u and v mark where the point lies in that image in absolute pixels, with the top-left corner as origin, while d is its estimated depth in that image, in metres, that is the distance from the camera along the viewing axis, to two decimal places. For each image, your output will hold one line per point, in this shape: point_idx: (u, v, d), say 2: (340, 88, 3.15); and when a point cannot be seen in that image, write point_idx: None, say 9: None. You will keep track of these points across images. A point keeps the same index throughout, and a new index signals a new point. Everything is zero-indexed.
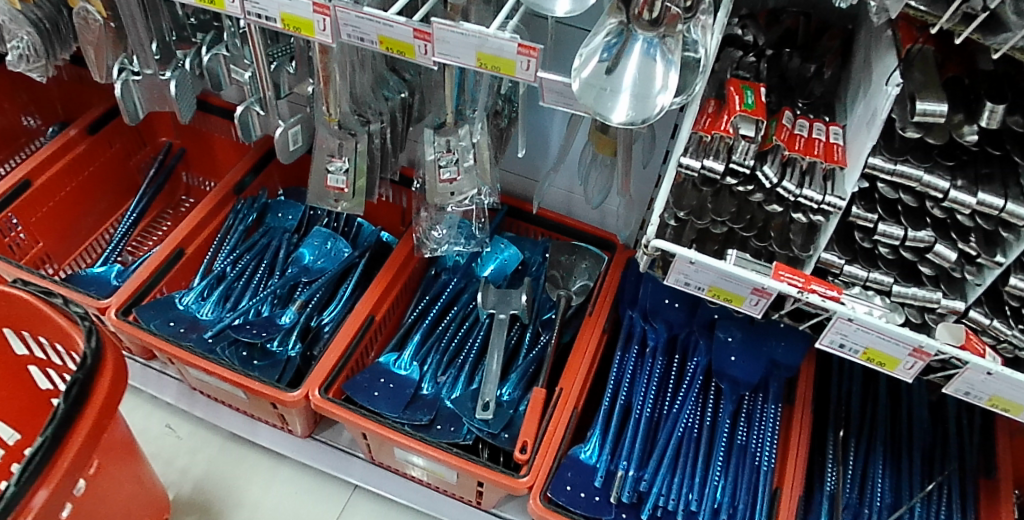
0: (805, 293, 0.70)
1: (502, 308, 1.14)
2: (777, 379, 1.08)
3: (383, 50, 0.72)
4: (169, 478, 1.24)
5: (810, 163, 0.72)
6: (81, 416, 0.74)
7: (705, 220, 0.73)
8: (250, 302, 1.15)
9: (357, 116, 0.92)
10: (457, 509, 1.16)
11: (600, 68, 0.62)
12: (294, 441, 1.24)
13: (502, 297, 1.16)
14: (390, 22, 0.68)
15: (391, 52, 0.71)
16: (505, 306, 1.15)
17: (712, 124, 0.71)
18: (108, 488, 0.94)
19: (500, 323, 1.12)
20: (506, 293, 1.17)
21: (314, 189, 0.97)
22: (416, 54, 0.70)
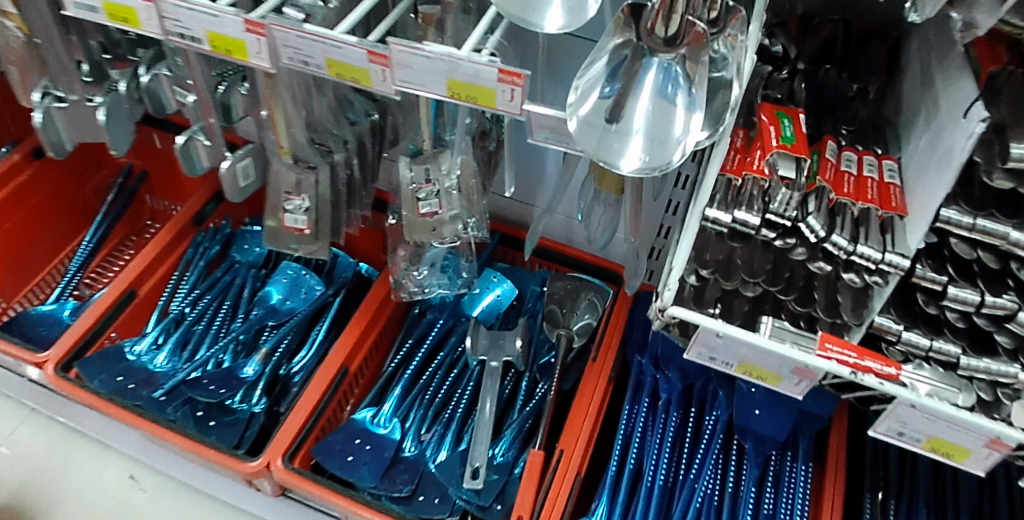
0: (860, 373, 0.57)
1: (494, 354, 1.01)
2: (808, 433, 0.93)
3: (333, 75, 0.58)
4: None
5: (863, 210, 0.58)
6: None
7: (734, 280, 0.61)
8: (210, 352, 1.02)
9: (316, 145, 0.79)
10: None
11: (598, 103, 0.49)
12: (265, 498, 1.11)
13: (493, 341, 1.02)
14: (337, 43, 0.55)
15: (343, 78, 0.58)
16: (497, 351, 1.01)
17: (742, 164, 0.58)
18: None
19: (492, 371, 0.99)
20: (497, 335, 1.03)
21: (271, 230, 0.84)
22: (373, 81, 0.57)
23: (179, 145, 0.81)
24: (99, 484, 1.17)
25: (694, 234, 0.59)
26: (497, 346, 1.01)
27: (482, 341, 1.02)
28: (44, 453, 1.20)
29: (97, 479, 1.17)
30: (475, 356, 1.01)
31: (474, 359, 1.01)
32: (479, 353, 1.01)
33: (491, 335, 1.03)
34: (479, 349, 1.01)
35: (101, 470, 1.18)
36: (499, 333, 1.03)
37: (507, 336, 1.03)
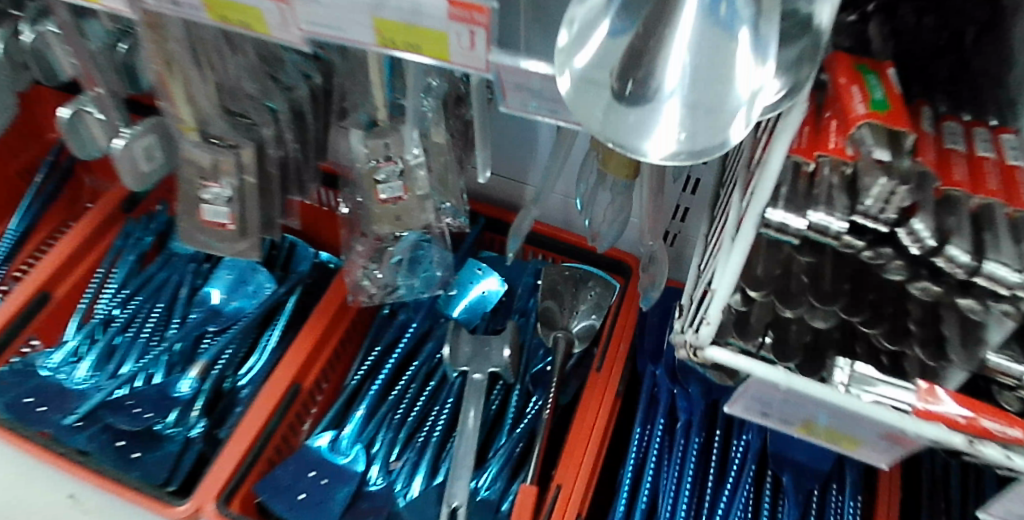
0: (978, 443, 0.40)
1: (478, 363, 0.83)
2: (858, 460, 0.77)
3: (213, 18, 0.43)
4: None
5: (984, 205, 0.41)
6: None
7: (800, 307, 0.44)
8: (139, 365, 0.86)
9: (237, 118, 0.63)
10: None
11: (605, 58, 0.34)
12: None
13: (476, 348, 0.84)
14: None
15: (227, 23, 0.43)
16: (481, 360, 0.84)
17: (815, 142, 0.40)
18: None
19: (473, 386, 0.82)
20: (481, 341, 0.85)
21: (185, 223, 0.68)
22: (271, 26, 0.41)
23: (64, 118, 0.64)
24: None
25: (745, 248, 0.41)
26: (481, 354, 0.84)
27: (464, 348, 0.84)
28: None
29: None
30: (454, 368, 0.84)
31: (454, 371, 0.84)
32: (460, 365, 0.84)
33: (474, 340, 0.85)
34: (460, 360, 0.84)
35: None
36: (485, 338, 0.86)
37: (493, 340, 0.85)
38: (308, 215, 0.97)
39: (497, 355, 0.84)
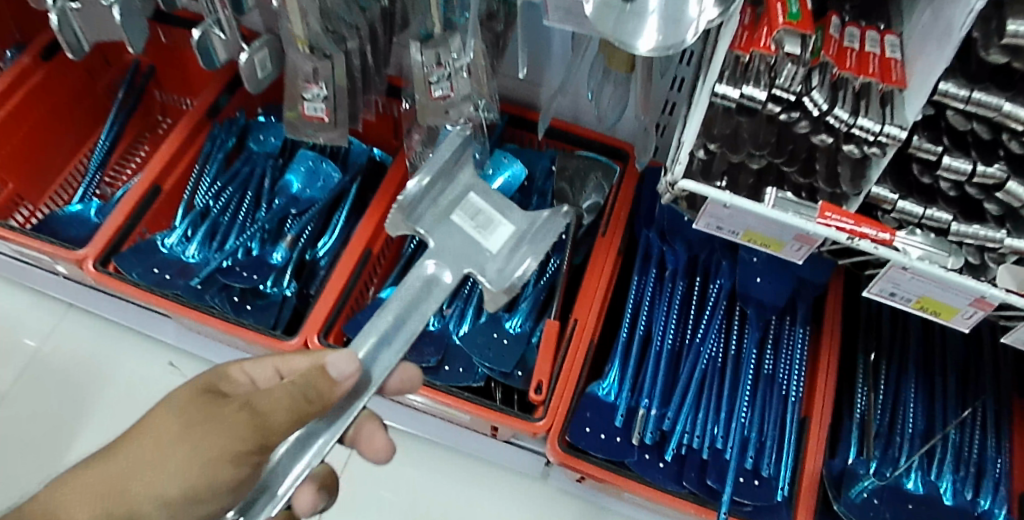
0: (856, 239, 0.61)
1: (519, 251, 0.72)
2: (806, 299, 0.98)
3: None
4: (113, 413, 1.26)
5: (864, 84, 0.60)
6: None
7: (741, 153, 0.64)
8: (238, 241, 1.07)
9: (329, 34, 0.78)
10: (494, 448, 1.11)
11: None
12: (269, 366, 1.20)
13: (465, 246, 0.71)
14: None
15: None
16: (532, 234, 0.73)
17: (751, 40, 0.58)
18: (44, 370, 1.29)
19: (306, 398, 0.55)
20: (441, 194, 0.75)
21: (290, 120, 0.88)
22: None
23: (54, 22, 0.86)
24: (145, 369, 1.29)
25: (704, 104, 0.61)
26: (474, 241, 0.71)
27: (486, 261, 0.70)
28: (102, 352, 1.31)
29: (137, 370, 1.29)
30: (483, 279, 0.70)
31: (492, 284, 0.69)
32: (508, 278, 0.69)
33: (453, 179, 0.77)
34: (472, 266, 0.70)
35: (125, 352, 1.31)
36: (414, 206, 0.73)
37: (500, 206, 0.74)
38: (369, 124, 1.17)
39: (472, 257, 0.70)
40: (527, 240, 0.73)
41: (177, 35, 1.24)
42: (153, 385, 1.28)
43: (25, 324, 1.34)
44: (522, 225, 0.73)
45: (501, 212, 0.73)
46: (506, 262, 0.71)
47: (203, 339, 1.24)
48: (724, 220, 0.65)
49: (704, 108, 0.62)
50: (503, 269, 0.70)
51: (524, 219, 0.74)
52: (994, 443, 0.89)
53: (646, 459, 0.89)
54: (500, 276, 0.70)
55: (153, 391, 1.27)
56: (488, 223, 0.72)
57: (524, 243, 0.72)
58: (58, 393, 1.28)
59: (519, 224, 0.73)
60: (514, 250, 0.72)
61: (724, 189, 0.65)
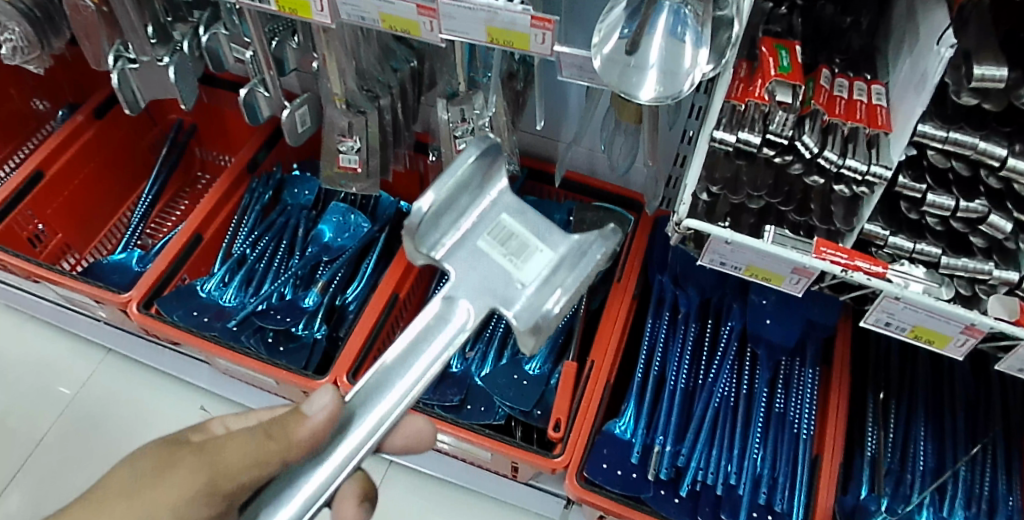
0: (850, 271, 0.65)
1: (558, 283, 0.59)
2: (815, 340, 1.02)
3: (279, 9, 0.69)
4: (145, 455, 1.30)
5: (852, 129, 0.66)
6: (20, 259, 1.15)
7: (740, 194, 0.69)
8: (272, 286, 1.13)
9: (364, 91, 0.87)
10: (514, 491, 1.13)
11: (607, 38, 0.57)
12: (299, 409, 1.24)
13: (493, 275, 0.60)
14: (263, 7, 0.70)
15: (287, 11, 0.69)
16: (573, 261, 0.60)
17: (745, 91, 0.65)
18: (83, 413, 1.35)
19: (268, 438, 0.56)
20: (464, 213, 0.62)
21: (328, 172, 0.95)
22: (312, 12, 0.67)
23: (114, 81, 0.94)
24: (178, 412, 1.34)
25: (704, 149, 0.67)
26: (504, 270, 0.60)
27: (516, 294, 0.59)
28: (139, 396, 1.37)
29: (168, 415, 1.34)
30: (512, 317, 0.58)
31: (521, 321, 0.58)
32: (542, 316, 0.58)
33: (480, 196, 0.62)
34: (501, 300, 0.59)
35: (158, 396, 1.37)
36: (431, 229, 0.60)
37: (535, 227, 0.61)
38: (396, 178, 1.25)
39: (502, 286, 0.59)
40: (568, 268, 0.60)
41: (219, 97, 1.34)
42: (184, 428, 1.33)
43: (65, 369, 1.41)
44: (564, 250, 0.61)
45: (537, 236, 0.61)
46: (541, 296, 0.59)
47: (237, 383, 1.30)
48: (727, 256, 0.70)
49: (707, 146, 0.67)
50: (534, 305, 0.58)
51: (566, 245, 0.61)
52: (1006, 481, 0.90)
53: (662, 495, 0.91)
54: (529, 312, 0.58)
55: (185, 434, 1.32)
56: (520, 248, 0.60)
57: (564, 273, 0.60)
58: (93, 434, 1.33)
59: (559, 249, 0.61)
60: (551, 280, 0.59)
61: (726, 227, 0.70)
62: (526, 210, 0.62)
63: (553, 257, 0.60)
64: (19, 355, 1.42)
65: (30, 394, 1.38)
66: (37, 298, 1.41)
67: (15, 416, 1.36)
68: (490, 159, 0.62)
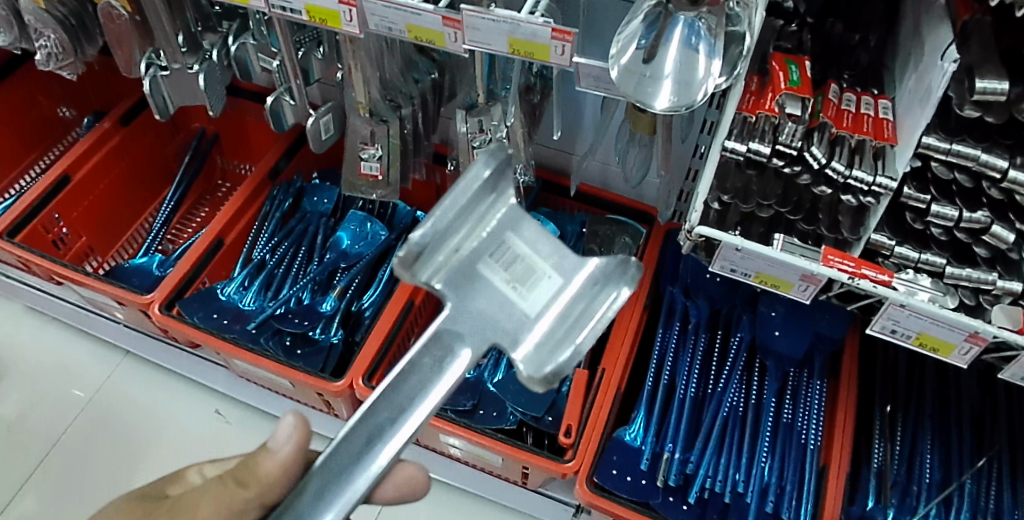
0: (856, 278, 0.67)
1: (569, 318, 0.54)
2: (822, 353, 1.03)
3: (310, 19, 0.72)
4: (158, 456, 1.32)
5: (859, 141, 0.68)
6: (46, 265, 1.17)
7: (751, 203, 0.72)
8: (291, 291, 1.16)
9: (387, 101, 0.90)
10: (525, 499, 1.14)
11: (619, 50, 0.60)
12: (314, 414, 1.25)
13: (496, 305, 0.54)
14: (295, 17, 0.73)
15: (317, 21, 0.72)
16: (586, 292, 0.55)
17: (757, 103, 0.67)
18: (102, 418, 1.37)
19: (237, 483, 0.57)
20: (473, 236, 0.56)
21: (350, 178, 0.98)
22: (341, 22, 0.71)
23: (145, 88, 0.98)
24: (193, 415, 1.37)
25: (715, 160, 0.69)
26: (509, 300, 0.54)
27: (524, 329, 0.53)
28: (155, 398, 1.39)
29: (184, 419, 1.36)
30: (518, 358, 0.53)
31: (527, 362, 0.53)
32: (552, 358, 0.53)
33: (484, 221, 0.56)
34: (506, 335, 0.54)
35: (175, 399, 1.39)
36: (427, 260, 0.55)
37: (546, 255, 0.56)
38: (413, 189, 1.28)
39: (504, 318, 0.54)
40: (582, 301, 0.54)
41: (242, 107, 1.38)
42: (198, 430, 1.35)
43: (83, 370, 1.43)
44: (579, 280, 0.55)
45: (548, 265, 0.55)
46: (550, 333, 0.53)
47: (253, 387, 1.32)
48: (737, 264, 0.72)
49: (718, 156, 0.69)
50: (543, 343, 0.53)
51: (580, 273, 0.55)
52: (1011, 495, 0.90)
53: (670, 502, 0.93)
54: (535, 351, 0.53)
55: (199, 437, 1.34)
56: (529, 275, 0.55)
57: (576, 306, 0.54)
58: (109, 435, 1.35)
59: (573, 276, 0.55)
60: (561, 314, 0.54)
61: (736, 234, 0.72)
62: (538, 233, 0.57)
63: (564, 286, 0.55)
64: (40, 356, 1.45)
65: (48, 394, 1.41)
66: (58, 300, 1.44)
67: (34, 415, 1.38)
68: (498, 180, 0.57)
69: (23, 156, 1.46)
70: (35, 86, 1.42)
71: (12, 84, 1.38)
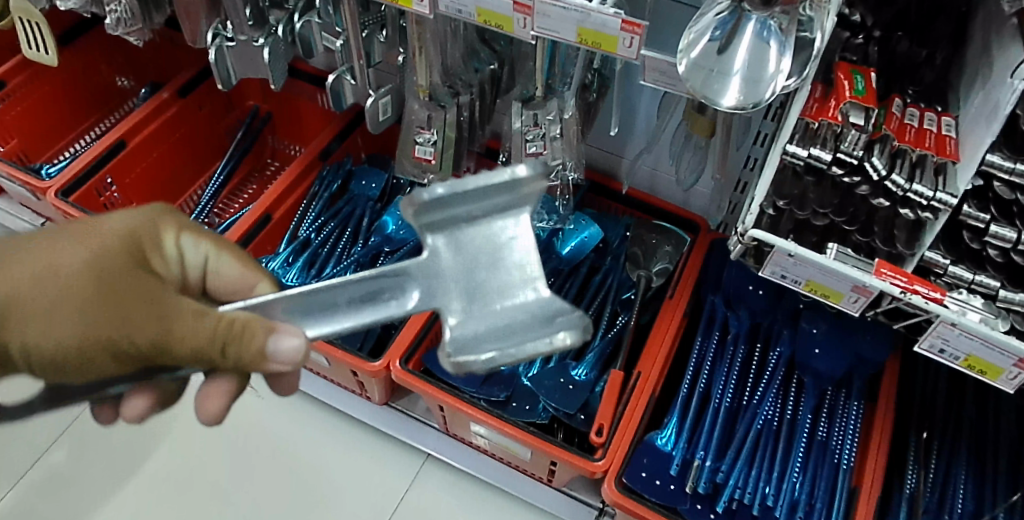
0: (909, 293, 0.67)
1: (512, 343, 0.52)
2: (862, 374, 1.02)
3: None
4: None
5: (920, 155, 0.68)
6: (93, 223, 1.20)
7: (807, 210, 0.72)
8: (333, 271, 1.17)
9: (447, 87, 0.92)
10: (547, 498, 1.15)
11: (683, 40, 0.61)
12: (345, 394, 1.26)
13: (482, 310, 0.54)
14: None
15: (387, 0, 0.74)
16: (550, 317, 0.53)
17: (820, 110, 0.67)
18: None
19: (223, 346, 0.54)
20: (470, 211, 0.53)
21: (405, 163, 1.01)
22: (413, 2, 0.72)
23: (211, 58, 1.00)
24: None
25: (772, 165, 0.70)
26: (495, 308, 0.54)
27: (439, 296, 0.54)
28: None
29: None
30: (448, 315, 0.54)
31: (454, 349, 0.52)
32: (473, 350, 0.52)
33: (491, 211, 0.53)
34: (446, 300, 0.54)
35: None
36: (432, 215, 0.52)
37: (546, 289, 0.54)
38: None
39: (483, 332, 0.53)
40: (526, 326, 0.53)
41: (300, 89, 1.41)
42: None
43: None
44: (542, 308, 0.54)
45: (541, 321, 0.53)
46: (485, 339, 0.53)
47: None
48: (789, 269, 0.72)
49: (777, 162, 0.70)
50: (479, 340, 0.53)
51: (535, 299, 0.54)
52: None
53: (698, 509, 0.92)
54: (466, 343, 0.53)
55: None
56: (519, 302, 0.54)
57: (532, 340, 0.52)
58: None
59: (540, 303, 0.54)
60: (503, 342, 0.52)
61: (789, 241, 0.72)
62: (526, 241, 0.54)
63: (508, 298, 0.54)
64: None
65: None
66: None
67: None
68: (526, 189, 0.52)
69: (78, 123, 1.50)
70: (97, 54, 1.47)
71: (75, 50, 1.43)
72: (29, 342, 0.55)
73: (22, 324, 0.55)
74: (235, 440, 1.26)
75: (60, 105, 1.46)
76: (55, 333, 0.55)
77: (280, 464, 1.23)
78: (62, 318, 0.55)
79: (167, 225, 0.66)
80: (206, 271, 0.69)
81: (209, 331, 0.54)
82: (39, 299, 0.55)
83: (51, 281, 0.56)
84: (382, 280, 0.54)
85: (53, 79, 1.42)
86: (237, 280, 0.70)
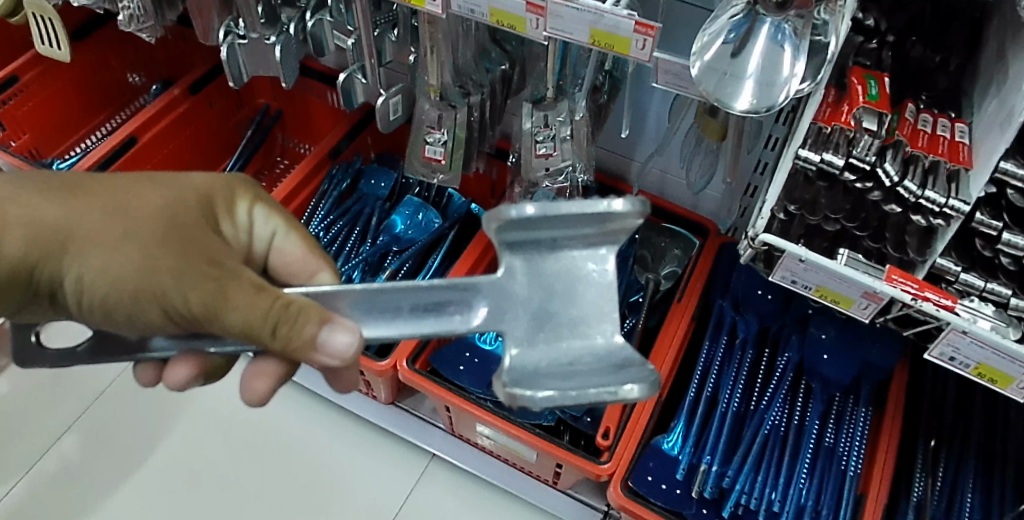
0: (920, 300, 0.66)
1: (580, 384, 0.51)
2: (870, 380, 1.01)
3: None
4: None
5: (933, 162, 0.67)
6: None
7: (818, 215, 0.72)
8: (342, 269, 1.17)
9: (458, 87, 0.92)
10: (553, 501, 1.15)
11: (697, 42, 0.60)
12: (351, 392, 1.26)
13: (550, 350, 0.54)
14: None
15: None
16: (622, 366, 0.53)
17: (832, 115, 0.66)
18: None
19: (274, 327, 0.54)
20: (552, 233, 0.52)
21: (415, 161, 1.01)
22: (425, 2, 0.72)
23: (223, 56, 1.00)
24: None
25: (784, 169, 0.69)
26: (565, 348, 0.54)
27: (507, 319, 0.54)
28: None
29: None
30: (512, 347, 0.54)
31: (516, 381, 0.51)
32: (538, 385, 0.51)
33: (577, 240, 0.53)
34: (512, 323, 0.54)
35: None
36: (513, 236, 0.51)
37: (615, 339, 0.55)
38: (471, 181, 1.30)
39: (550, 373, 0.52)
40: (596, 372, 0.52)
41: (310, 87, 1.41)
42: None
43: None
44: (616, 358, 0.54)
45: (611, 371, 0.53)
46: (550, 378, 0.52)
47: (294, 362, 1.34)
48: (801, 275, 0.72)
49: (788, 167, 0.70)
50: (544, 378, 0.52)
51: (604, 343, 0.54)
52: None
53: (703, 514, 0.92)
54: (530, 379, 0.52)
55: None
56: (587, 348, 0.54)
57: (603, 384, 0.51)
58: None
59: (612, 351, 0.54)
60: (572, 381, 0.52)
61: (800, 247, 0.72)
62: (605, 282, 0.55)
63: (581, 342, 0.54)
64: None
65: None
66: None
67: (68, 374, 1.34)
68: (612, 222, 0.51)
69: (90, 118, 1.51)
70: (110, 50, 1.48)
71: (87, 46, 1.44)
72: (88, 276, 0.56)
73: (82, 262, 0.56)
74: (241, 437, 1.26)
75: (72, 100, 1.46)
76: (114, 271, 0.56)
77: (285, 462, 1.23)
78: (123, 258, 0.56)
79: (243, 194, 0.72)
80: (272, 246, 0.75)
81: (265, 312, 0.54)
82: (104, 236, 0.57)
83: (124, 222, 0.57)
84: (449, 292, 0.54)
85: (66, 75, 1.43)
86: (299, 262, 0.75)
